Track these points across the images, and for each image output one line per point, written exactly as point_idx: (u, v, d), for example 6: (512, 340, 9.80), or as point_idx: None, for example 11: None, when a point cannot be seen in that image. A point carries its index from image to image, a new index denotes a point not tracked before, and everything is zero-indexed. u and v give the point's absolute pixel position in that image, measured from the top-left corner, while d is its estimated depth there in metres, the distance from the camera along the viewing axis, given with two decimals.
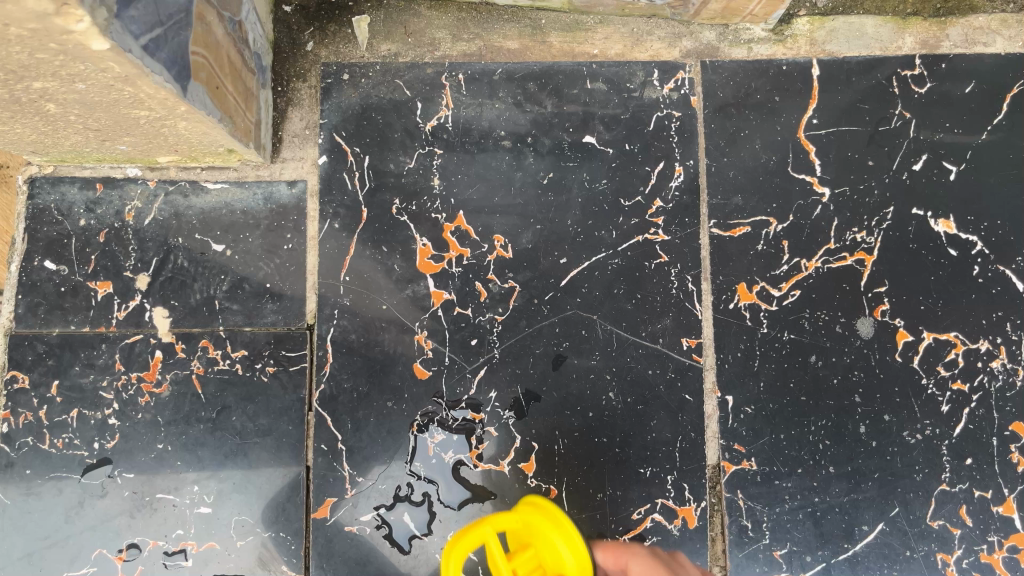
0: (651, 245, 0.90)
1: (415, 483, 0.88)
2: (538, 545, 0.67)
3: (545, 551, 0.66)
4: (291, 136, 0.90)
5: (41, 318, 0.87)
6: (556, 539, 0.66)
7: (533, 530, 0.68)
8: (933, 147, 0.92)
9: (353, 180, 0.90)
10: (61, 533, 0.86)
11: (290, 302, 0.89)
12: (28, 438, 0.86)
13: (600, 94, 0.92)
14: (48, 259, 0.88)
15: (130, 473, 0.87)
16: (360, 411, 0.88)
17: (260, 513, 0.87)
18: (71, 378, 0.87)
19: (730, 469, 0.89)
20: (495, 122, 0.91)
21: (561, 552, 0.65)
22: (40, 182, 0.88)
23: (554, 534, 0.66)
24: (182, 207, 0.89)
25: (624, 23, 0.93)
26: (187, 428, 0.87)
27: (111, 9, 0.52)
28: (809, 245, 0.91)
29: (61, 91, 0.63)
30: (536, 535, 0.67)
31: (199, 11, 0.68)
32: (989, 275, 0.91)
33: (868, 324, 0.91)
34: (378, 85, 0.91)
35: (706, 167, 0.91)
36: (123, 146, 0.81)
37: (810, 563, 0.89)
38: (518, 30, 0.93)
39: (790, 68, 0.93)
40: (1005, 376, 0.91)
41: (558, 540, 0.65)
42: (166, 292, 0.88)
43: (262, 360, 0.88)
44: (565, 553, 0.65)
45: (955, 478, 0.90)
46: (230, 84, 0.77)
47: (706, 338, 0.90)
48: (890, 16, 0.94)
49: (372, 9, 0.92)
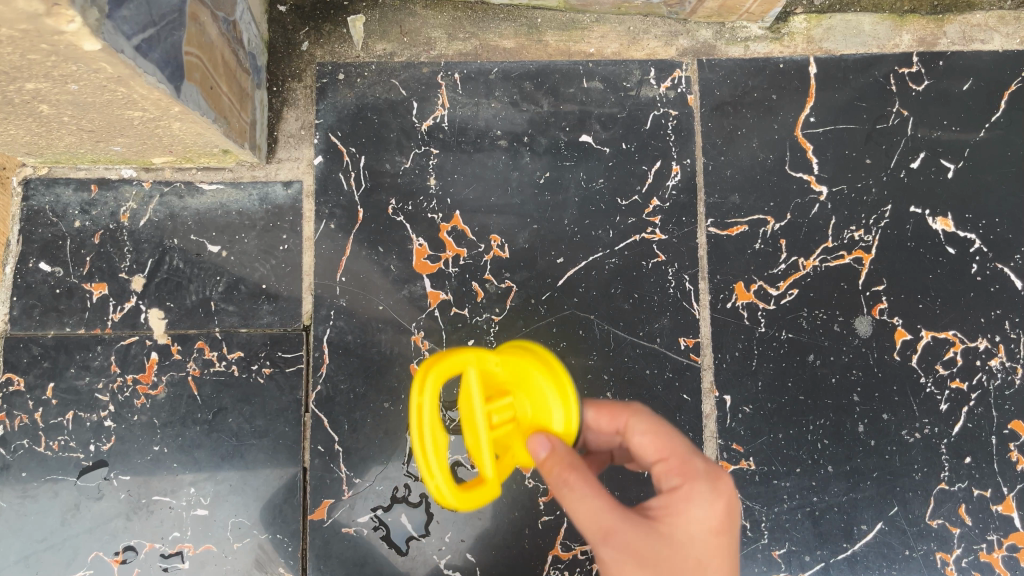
0: (648, 244, 0.90)
1: (412, 484, 0.88)
2: (522, 394, 0.62)
3: (532, 401, 0.61)
4: (286, 136, 0.90)
5: (37, 321, 0.87)
6: (551, 396, 0.61)
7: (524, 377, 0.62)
8: (930, 144, 0.92)
9: (348, 180, 0.90)
10: (58, 535, 0.86)
11: (287, 303, 0.88)
12: (23, 441, 0.86)
13: (597, 93, 0.91)
14: (43, 261, 0.88)
15: (126, 475, 0.86)
16: (357, 412, 0.88)
17: (257, 514, 0.87)
18: (67, 380, 0.87)
19: (729, 468, 0.89)
20: (492, 122, 0.91)
21: (553, 415, 0.61)
22: (35, 184, 0.88)
23: (552, 390, 0.61)
24: (177, 208, 0.88)
25: (621, 22, 0.93)
26: (183, 429, 0.87)
27: (102, 10, 0.52)
28: (807, 243, 0.90)
29: (54, 92, 0.63)
30: (525, 384, 0.61)
31: (192, 11, 0.67)
32: (987, 273, 0.91)
33: (866, 323, 0.90)
34: (374, 85, 0.91)
35: (703, 166, 0.91)
36: (117, 147, 0.80)
37: (810, 563, 0.89)
38: (514, 29, 0.93)
39: (787, 66, 0.92)
40: (1004, 375, 0.90)
41: (556, 399, 0.61)
42: (162, 293, 0.88)
43: (259, 361, 0.88)
44: (557, 416, 0.61)
45: (954, 477, 0.90)
46: (224, 84, 0.77)
47: (704, 338, 0.90)
48: (887, 13, 0.93)
49: (367, 9, 0.92)
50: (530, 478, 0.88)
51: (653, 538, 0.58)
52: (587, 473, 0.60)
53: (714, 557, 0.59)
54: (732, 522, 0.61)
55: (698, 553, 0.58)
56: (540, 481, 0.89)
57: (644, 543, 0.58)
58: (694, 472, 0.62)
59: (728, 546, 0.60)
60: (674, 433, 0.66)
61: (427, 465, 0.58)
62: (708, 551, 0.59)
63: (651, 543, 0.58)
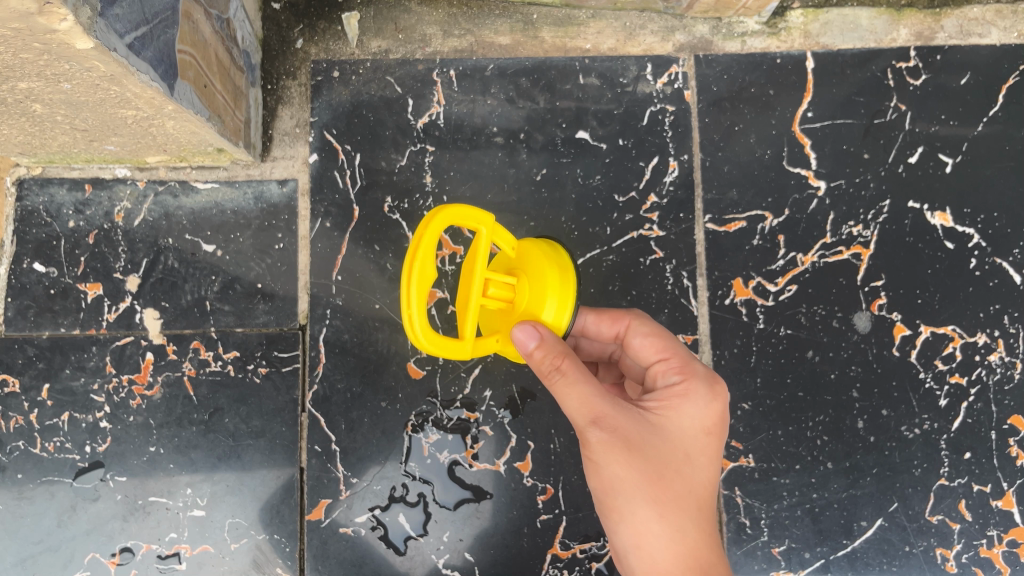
0: (646, 241, 0.89)
1: (410, 484, 0.87)
2: (527, 283, 0.66)
3: (531, 294, 0.65)
4: (280, 135, 0.90)
5: (32, 322, 0.86)
6: (554, 292, 0.64)
7: (532, 270, 0.66)
8: (929, 139, 0.92)
9: (344, 179, 0.89)
10: (54, 537, 0.86)
11: (282, 303, 0.88)
12: (19, 443, 0.85)
13: (593, 89, 0.91)
14: (37, 261, 0.87)
15: (123, 477, 0.86)
16: (354, 411, 0.87)
17: (254, 515, 0.86)
18: (62, 381, 0.86)
19: (729, 465, 0.89)
20: (488, 119, 0.90)
21: (546, 310, 0.65)
22: (29, 184, 0.87)
23: (553, 288, 0.64)
24: (172, 207, 0.88)
25: (617, 17, 0.92)
26: (179, 430, 0.86)
27: (95, 8, 0.51)
28: (805, 239, 0.90)
29: (47, 91, 0.62)
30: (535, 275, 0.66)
31: (185, 9, 0.67)
32: (986, 267, 0.91)
33: (865, 320, 0.90)
34: (369, 82, 0.90)
35: (701, 162, 0.91)
36: (111, 146, 0.80)
37: (809, 560, 0.89)
38: (510, 25, 0.92)
39: (784, 61, 0.92)
40: (1003, 369, 0.90)
41: (554, 297, 0.64)
42: (157, 293, 0.87)
43: (255, 361, 0.87)
44: (549, 312, 0.65)
45: (954, 473, 0.90)
46: (218, 83, 0.76)
47: (701, 335, 0.89)
48: (884, 8, 0.93)
49: (362, 6, 0.91)
50: (529, 477, 0.88)
51: (645, 427, 0.63)
52: (580, 362, 0.63)
53: (701, 452, 0.65)
54: (722, 423, 0.67)
55: (686, 447, 0.65)
56: (538, 480, 0.88)
57: (635, 431, 0.63)
58: (694, 372, 0.67)
59: (714, 444, 0.67)
60: (672, 338, 0.72)
61: (408, 292, 0.59)
62: (695, 446, 0.65)
63: (643, 432, 0.63)
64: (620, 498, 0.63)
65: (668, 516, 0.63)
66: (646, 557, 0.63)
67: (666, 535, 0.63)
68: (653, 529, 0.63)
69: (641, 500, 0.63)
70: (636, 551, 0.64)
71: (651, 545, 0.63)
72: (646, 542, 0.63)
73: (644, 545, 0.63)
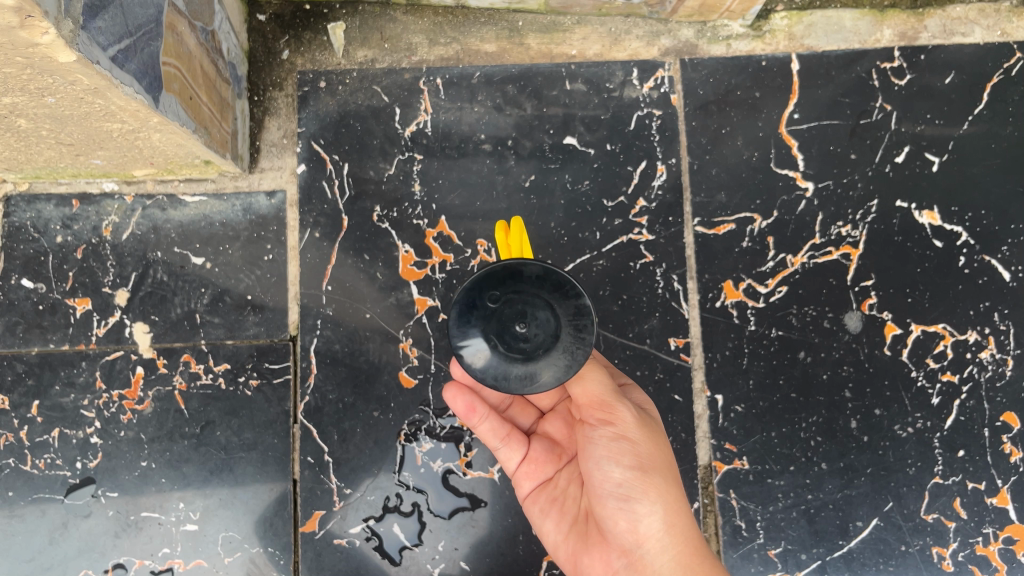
0: (636, 245, 0.89)
1: (404, 493, 0.87)
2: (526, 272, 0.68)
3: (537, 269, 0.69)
4: (268, 146, 0.90)
5: (21, 337, 0.86)
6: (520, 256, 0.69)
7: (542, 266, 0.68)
8: (915, 138, 0.92)
9: (331, 189, 0.89)
10: (46, 555, 0.85)
11: (272, 314, 0.88)
12: (9, 460, 0.85)
13: (580, 94, 0.91)
14: (26, 277, 0.86)
15: (114, 493, 0.85)
16: (346, 422, 0.87)
17: (248, 528, 0.86)
18: (51, 398, 0.86)
19: (722, 468, 0.89)
20: (475, 126, 0.90)
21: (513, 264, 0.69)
22: (16, 200, 0.87)
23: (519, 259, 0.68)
24: (160, 220, 0.88)
25: (602, 23, 0.92)
26: (171, 444, 0.86)
27: (77, 21, 0.50)
28: (795, 240, 0.90)
29: (31, 106, 0.62)
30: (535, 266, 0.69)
31: (169, 21, 0.67)
32: (975, 265, 0.91)
33: (856, 319, 0.90)
34: (356, 91, 0.90)
35: (688, 165, 0.91)
36: (97, 160, 0.80)
37: (806, 561, 0.89)
38: (495, 33, 0.92)
39: (770, 64, 0.92)
40: (995, 366, 0.90)
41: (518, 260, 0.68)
42: (146, 307, 0.87)
43: (245, 374, 0.87)
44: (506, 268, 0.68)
45: (947, 471, 0.90)
46: (204, 95, 0.76)
47: (694, 338, 0.89)
48: (868, 9, 0.93)
49: (348, 16, 0.91)
50: None
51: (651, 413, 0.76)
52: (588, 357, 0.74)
53: None
54: None
55: None
56: None
57: (650, 416, 0.75)
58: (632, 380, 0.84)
59: None
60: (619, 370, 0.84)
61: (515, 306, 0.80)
62: None
63: (653, 416, 0.75)
64: (653, 473, 0.71)
65: (681, 494, 0.72)
66: (678, 534, 0.70)
67: (686, 512, 0.71)
68: (673, 501, 0.71)
69: (666, 473, 0.72)
70: (667, 530, 0.70)
71: (680, 523, 0.70)
72: (674, 521, 0.70)
73: (674, 523, 0.70)
